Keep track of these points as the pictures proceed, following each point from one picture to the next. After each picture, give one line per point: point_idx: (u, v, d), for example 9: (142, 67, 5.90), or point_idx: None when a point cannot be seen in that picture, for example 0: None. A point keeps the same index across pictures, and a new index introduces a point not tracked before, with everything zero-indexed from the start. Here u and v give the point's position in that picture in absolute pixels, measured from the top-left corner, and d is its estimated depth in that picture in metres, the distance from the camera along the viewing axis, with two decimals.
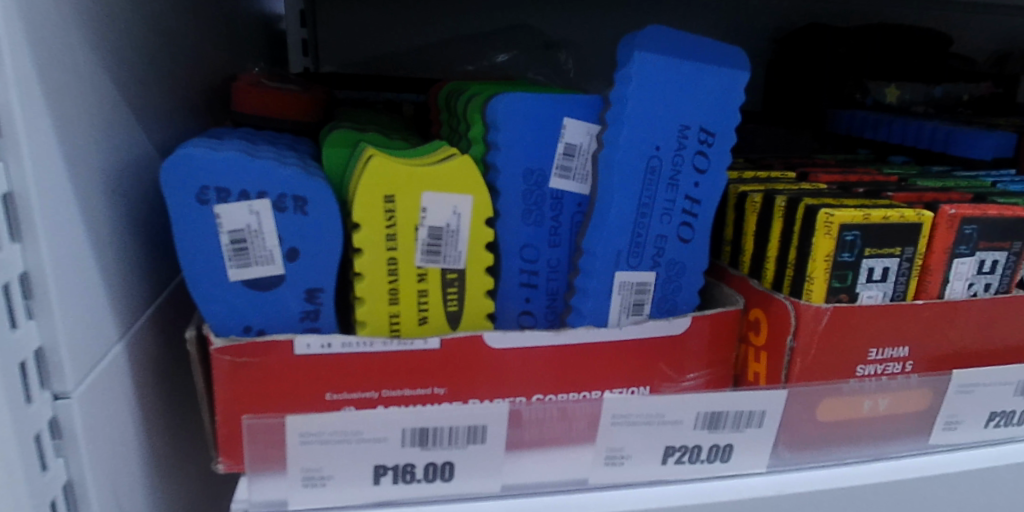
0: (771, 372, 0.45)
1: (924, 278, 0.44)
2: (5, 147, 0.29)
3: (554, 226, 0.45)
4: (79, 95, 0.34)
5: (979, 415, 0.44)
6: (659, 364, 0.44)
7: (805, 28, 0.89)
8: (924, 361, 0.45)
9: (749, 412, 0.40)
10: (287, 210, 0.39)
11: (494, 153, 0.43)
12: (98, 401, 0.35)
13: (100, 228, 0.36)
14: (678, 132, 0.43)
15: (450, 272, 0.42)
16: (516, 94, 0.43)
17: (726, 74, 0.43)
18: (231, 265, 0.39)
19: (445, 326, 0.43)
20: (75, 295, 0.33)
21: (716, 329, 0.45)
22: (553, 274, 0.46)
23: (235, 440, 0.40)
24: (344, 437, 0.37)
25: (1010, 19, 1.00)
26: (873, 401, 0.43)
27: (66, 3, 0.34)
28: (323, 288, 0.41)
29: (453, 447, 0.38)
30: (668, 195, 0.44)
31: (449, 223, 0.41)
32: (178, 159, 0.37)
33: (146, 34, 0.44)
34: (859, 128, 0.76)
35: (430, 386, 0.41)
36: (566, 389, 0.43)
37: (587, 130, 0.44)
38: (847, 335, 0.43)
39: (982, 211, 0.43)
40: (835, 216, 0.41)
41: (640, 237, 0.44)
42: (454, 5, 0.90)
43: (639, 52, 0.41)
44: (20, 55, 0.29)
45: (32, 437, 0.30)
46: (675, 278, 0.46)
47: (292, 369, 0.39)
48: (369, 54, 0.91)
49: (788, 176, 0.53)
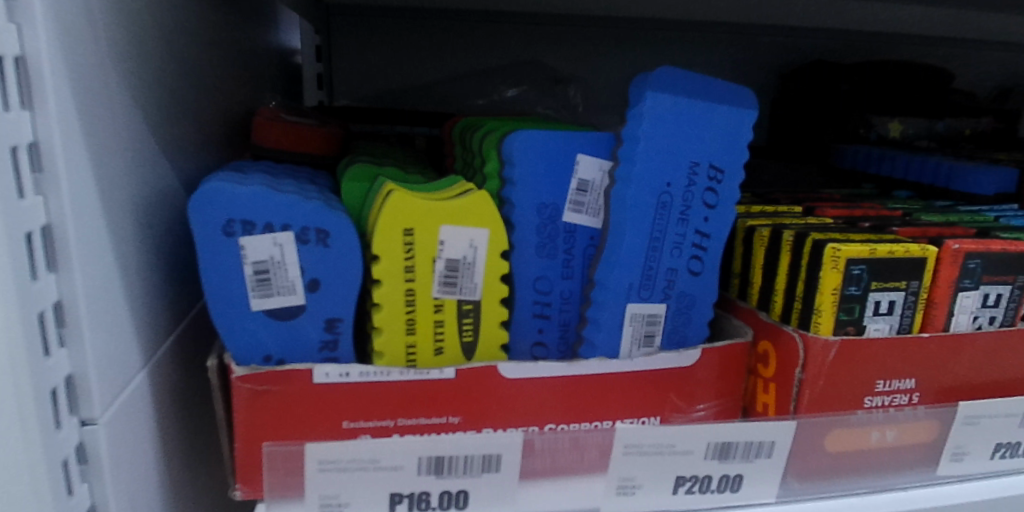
0: (780, 403, 0.45)
1: (929, 311, 0.45)
2: (46, 182, 0.30)
3: (567, 258, 0.46)
4: (114, 131, 0.36)
5: (985, 447, 0.45)
6: (669, 395, 0.45)
7: (809, 65, 0.92)
8: (931, 393, 0.46)
9: (758, 443, 0.41)
10: (309, 242, 0.40)
11: (509, 189, 0.45)
12: (122, 428, 0.35)
13: (128, 259, 0.37)
14: (689, 168, 0.44)
15: (465, 303, 0.43)
16: (531, 131, 0.45)
17: (735, 113, 0.45)
18: (254, 296, 0.40)
19: (460, 357, 0.44)
20: (103, 323, 0.34)
21: (725, 360, 0.46)
22: (565, 306, 0.47)
23: (254, 467, 0.40)
24: (361, 465, 0.37)
25: (1010, 55, 1.02)
26: (881, 433, 0.44)
27: (104, 44, 0.35)
28: (342, 317, 0.42)
29: (467, 475, 0.38)
30: (679, 229, 0.45)
31: (466, 256, 0.42)
32: (205, 193, 0.38)
33: (174, 71, 0.46)
34: (864, 162, 0.77)
35: (445, 414, 0.42)
36: (577, 419, 0.44)
37: (599, 167, 0.46)
38: (855, 367, 0.44)
39: (985, 246, 0.44)
40: (842, 250, 0.42)
41: (651, 270, 0.45)
42: (466, 41, 0.92)
43: (651, 92, 0.43)
44: (63, 95, 0.31)
45: (61, 463, 0.31)
46: (685, 310, 0.47)
47: (311, 397, 0.40)
48: (380, 89, 0.93)
49: (794, 210, 0.55)
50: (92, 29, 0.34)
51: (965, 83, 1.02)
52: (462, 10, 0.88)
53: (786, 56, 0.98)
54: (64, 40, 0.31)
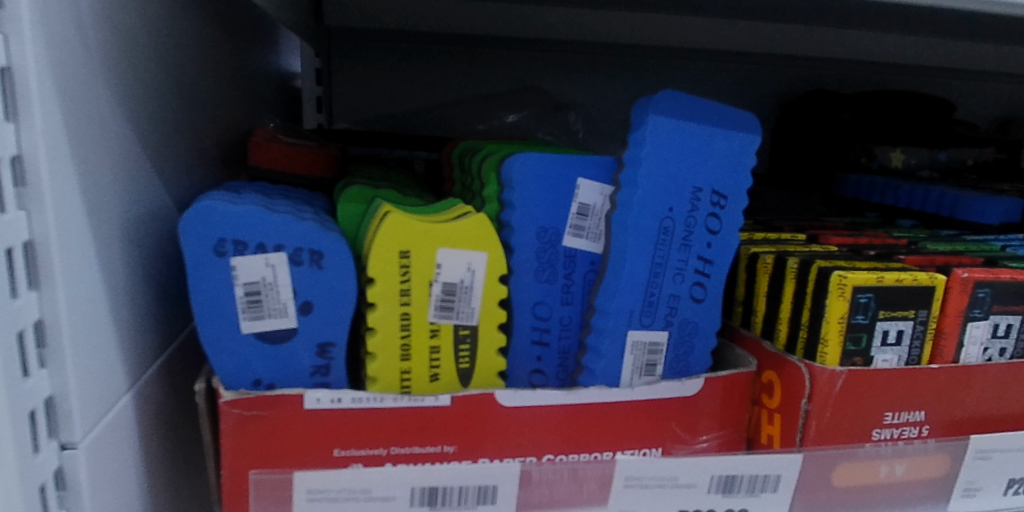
0: (786, 436, 0.44)
1: (939, 342, 0.44)
2: (29, 196, 0.29)
3: (567, 283, 0.45)
4: (103, 146, 0.35)
5: (997, 483, 0.43)
6: (671, 425, 0.44)
7: (809, 94, 0.91)
8: (940, 426, 0.45)
9: (764, 476, 0.40)
10: (302, 264, 0.39)
11: (508, 212, 0.44)
12: (105, 454, 0.34)
13: (115, 279, 0.36)
14: (691, 194, 0.43)
15: (462, 328, 0.42)
16: (530, 153, 0.44)
17: (738, 138, 0.44)
18: (244, 318, 0.39)
19: (457, 384, 0.43)
20: (87, 344, 0.33)
21: (728, 390, 0.45)
22: (565, 333, 0.46)
23: (241, 496, 0.39)
24: (352, 495, 0.36)
25: (1007, 86, 1.03)
26: (890, 467, 0.42)
27: (95, 60, 0.35)
28: (335, 342, 0.40)
29: (462, 506, 0.37)
30: (681, 254, 0.44)
31: (463, 280, 0.41)
32: (197, 211, 0.37)
33: (169, 92, 0.45)
34: (867, 191, 0.77)
35: (440, 443, 0.40)
36: (576, 449, 0.42)
37: (601, 191, 0.45)
38: (863, 398, 0.43)
39: (994, 275, 0.44)
40: (848, 277, 0.41)
41: (653, 296, 0.44)
42: (466, 66, 0.92)
43: (652, 115, 0.42)
44: (50, 108, 0.30)
45: (37, 489, 0.30)
46: (688, 338, 0.46)
47: (300, 423, 0.39)
48: (380, 113, 0.93)
49: (797, 238, 0.54)
50: (83, 43, 0.33)
51: (964, 114, 1.02)
52: (463, 36, 0.88)
53: (785, 85, 0.98)
54: (52, 52, 0.30)
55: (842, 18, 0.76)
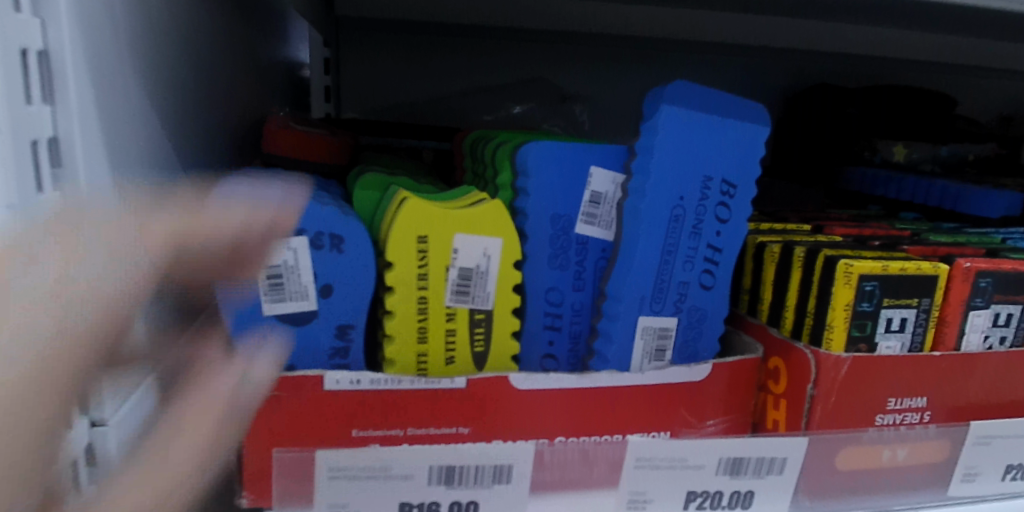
0: (790, 420, 0.45)
1: (940, 329, 0.45)
2: (64, 178, 0.30)
3: (579, 270, 0.46)
4: (131, 130, 0.36)
5: (996, 468, 0.44)
6: (679, 409, 0.45)
7: (813, 89, 0.93)
8: (943, 412, 0.46)
9: (770, 458, 0.41)
10: (323, 247, 0.40)
11: (522, 199, 0.45)
12: (132, 430, 0.35)
13: None
14: (701, 183, 0.44)
15: (477, 313, 0.43)
16: (544, 142, 0.45)
17: (748, 129, 0.45)
18: (266, 301, 0.40)
19: (472, 367, 0.44)
20: None
21: (735, 376, 0.46)
22: (576, 318, 0.47)
23: (264, 473, 0.39)
24: (372, 473, 0.37)
25: (1011, 83, 1.04)
26: (892, 451, 0.44)
27: (125, 47, 0.36)
28: (354, 324, 0.42)
29: (478, 486, 0.38)
30: (691, 242, 0.45)
31: (479, 265, 0.42)
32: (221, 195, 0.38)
33: (190, 79, 0.46)
34: (870, 185, 0.78)
35: (455, 425, 0.41)
36: (587, 432, 0.43)
37: (614, 179, 0.46)
38: (866, 384, 0.44)
39: (996, 265, 0.45)
40: (854, 265, 0.42)
41: (663, 283, 0.45)
42: (474, 58, 0.93)
43: (665, 105, 0.43)
44: (84, 92, 0.31)
45: (70, 462, 0.31)
46: (696, 324, 0.47)
47: (322, 403, 0.40)
48: (388, 103, 0.94)
49: (802, 228, 0.55)
50: (114, 29, 0.34)
51: (967, 110, 1.04)
52: (472, 27, 0.89)
53: (789, 80, 1.00)
54: (86, 39, 0.31)
55: (847, 13, 0.77)
